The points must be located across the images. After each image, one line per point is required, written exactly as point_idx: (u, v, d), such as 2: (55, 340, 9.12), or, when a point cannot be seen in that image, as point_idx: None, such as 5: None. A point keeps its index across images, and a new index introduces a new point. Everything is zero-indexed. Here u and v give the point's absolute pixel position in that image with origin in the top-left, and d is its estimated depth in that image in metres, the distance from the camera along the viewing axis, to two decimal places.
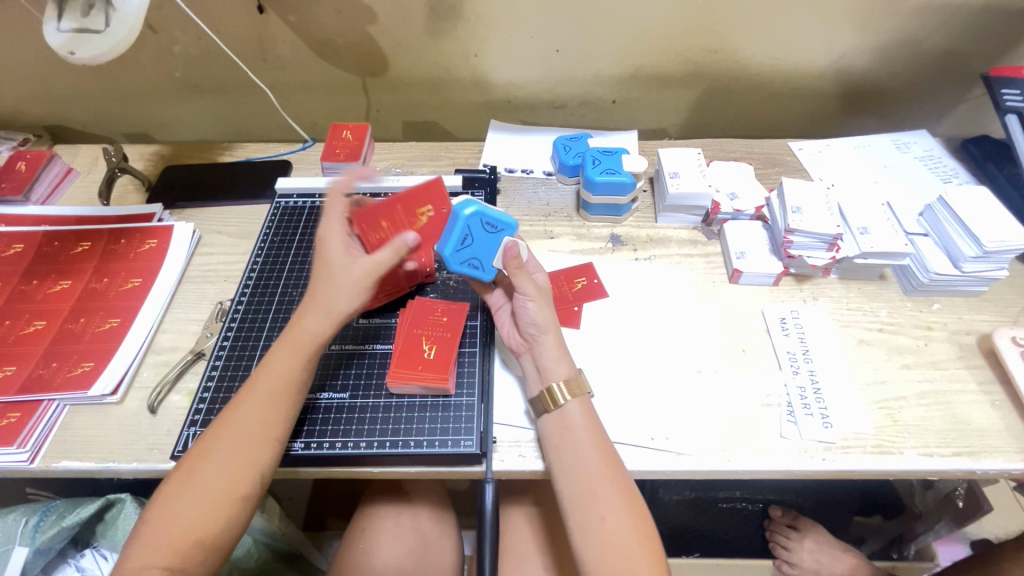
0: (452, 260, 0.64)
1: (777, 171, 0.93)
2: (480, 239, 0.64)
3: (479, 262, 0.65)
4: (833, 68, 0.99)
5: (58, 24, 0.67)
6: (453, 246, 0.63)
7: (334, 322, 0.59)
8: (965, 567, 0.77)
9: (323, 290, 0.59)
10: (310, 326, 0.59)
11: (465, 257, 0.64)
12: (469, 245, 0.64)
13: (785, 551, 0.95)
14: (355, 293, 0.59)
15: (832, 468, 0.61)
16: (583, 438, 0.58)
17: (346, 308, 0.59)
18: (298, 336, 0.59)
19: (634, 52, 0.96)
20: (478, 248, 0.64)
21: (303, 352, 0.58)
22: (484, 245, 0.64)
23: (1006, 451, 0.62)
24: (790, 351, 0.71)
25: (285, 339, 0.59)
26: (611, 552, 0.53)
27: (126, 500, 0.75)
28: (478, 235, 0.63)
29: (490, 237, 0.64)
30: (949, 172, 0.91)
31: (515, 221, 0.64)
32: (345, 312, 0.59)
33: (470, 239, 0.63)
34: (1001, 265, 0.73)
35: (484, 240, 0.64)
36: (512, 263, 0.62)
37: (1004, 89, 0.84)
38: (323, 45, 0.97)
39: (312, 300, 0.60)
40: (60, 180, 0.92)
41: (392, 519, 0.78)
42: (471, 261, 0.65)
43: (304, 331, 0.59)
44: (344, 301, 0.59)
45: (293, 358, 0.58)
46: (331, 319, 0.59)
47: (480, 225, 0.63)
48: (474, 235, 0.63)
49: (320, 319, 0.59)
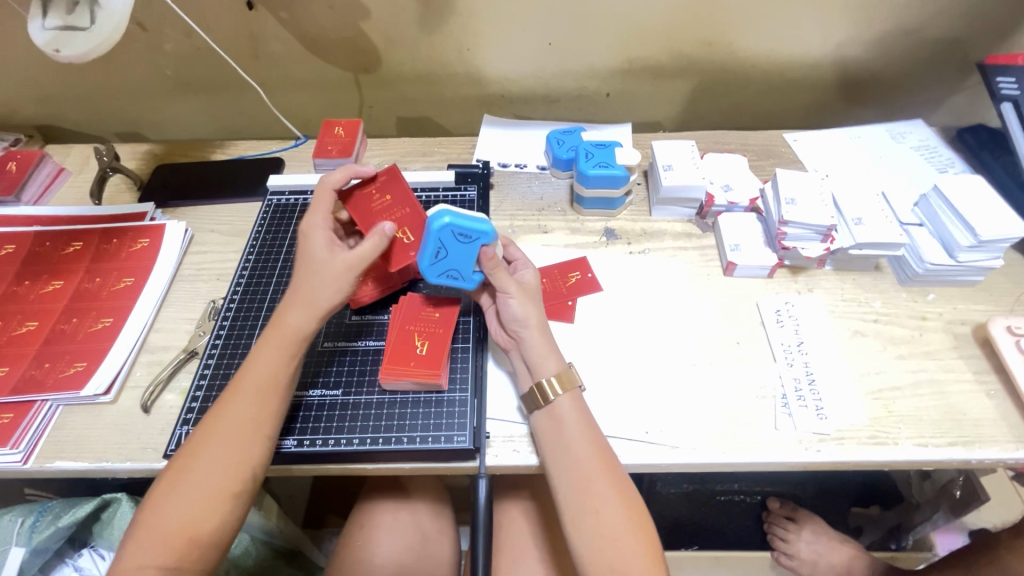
0: (430, 272, 0.64)
1: (771, 163, 0.93)
2: (455, 250, 0.63)
3: (457, 274, 0.64)
4: (827, 58, 0.99)
5: (43, 22, 0.67)
6: (428, 258, 0.63)
7: (317, 316, 0.60)
8: (962, 556, 0.78)
9: (306, 286, 0.60)
10: (294, 321, 0.59)
11: (441, 269, 0.64)
12: (443, 257, 0.63)
13: (783, 542, 0.95)
14: (337, 287, 0.60)
15: (826, 459, 0.61)
16: (576, 434, 0.58)
17: (330, 302, 0.60)
18: (281, 332, 0.59)
19: (627, 44, 0.95)
20: (454, 259, 0.63)
21: (287, 348, 0.59)
22: (460, 256, 0.63)
23: (1001, 441, 0.62)
24: (785, 343, 0.71)
25: (269, 335, 0.59)
26: (606, 545, 0.53)
27: (121, 500, 0.76)
28: (453, 246, 0.62)
29: (466, 248, 0.62)
30: (944, 161, 0.90)
31: (492, 228, 0.62)
32: (329, 305, 0.60)
33: (445, 251, 0.63)
34: (996, 255, 0.72)
35: (460, 250, 0.62)
36: (488, 264, 0.62)
37: (999, 77, 0.83)
38: (315, 41, 0.96)
39: (296, 296, 0.60)
40: (52, 180, 0.92)
41: (389, 516, 0.78)
42: (449, 273, 0.64)
43: (288, 326, 0.59)
44: (327, 295, 0.60)
45: (278, 354, 0.58)
46: (315, 313, 0.59)
47: (452, 236, 0.62)
48: (448, 246, 0.62)
49: (303, 312, 0.59)
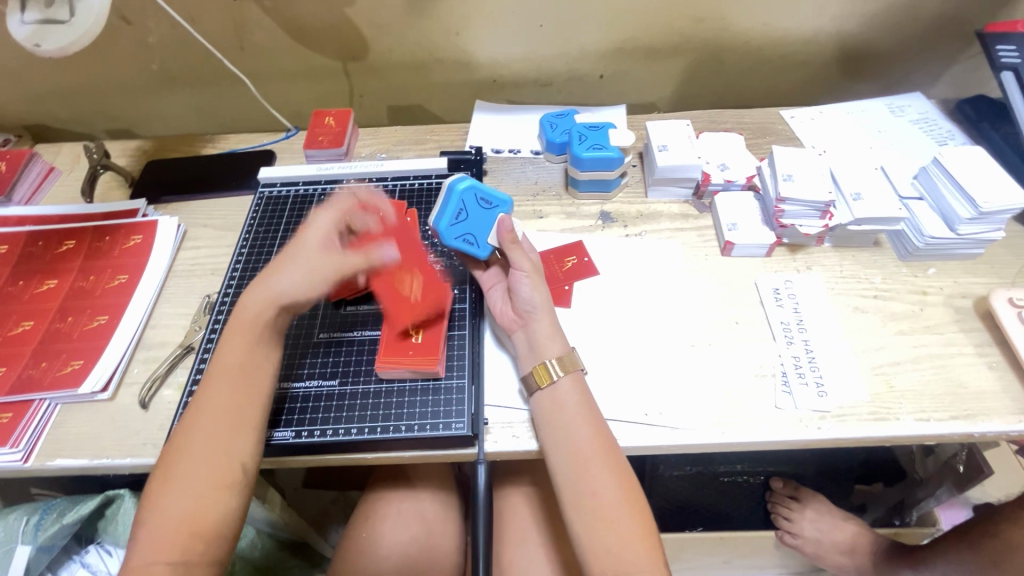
0: (447, 233, 0.66)
1: (768, 140, 0.92)
2: (475, 214, 0.67)
3: (473, 238, 0.67)
4: (822, 33, 0.97)
5: (21, 16, 0.66)
6: (448, 219, 0.66)
7: (276, 303, 0.59)
8: (964, 530, 0.78)
9: (276, 273, 0.60)
10: (252, 306, 0.59)
11: (459, 232, 0.66)
12: (463, 219, 0.67)
13: (787, 521, 0.95)
14: (311, 278, 0.60)
15: (828, 437, 0.61)
16: (575, 414, 0.58)
17: (294, 289, 0.59)
18: (241, 321, 0.59)
19: (619, 24, 0.94)
20: (472, 223, 0.67)
21: (250, 335, 0.58)
22: (479, 220, 0.67)
23: (1004, 413, 0.62)
24: (784, 322, 0.70)
25: (231, 326, 0.59)
26: (604, 526, 0.53)
27: (125, 496, 0.77)
28: (473, 209, 0.67)
29: (485, 213, 0.68)
30: (944, 133, 0.89)
31: (510, 200, 0.69)
32: (294, 294, 0.59)
33: (465, 213, 0.67)
34: (998, 226, 0.72)
35: (479, 214, 0.67)
36: (506, 236, 0.65)
37: (998, 46, 0.82)
38: (301, 30, 0.95)
39: (261, 282, 0.60)
40: (43, 179, 0.91)
41: (395, 507, 0.78)
42: (466, 237, 0.67)
43: (248, 315, 0.59)
44: (300, 282, 0.59)
45: (239, 340, 0.58)
46: (270, 300, 0.59)
47: (474, 199, 0.67)
48: (469, 209, 0.67)
49: (261, 301, 0.59)
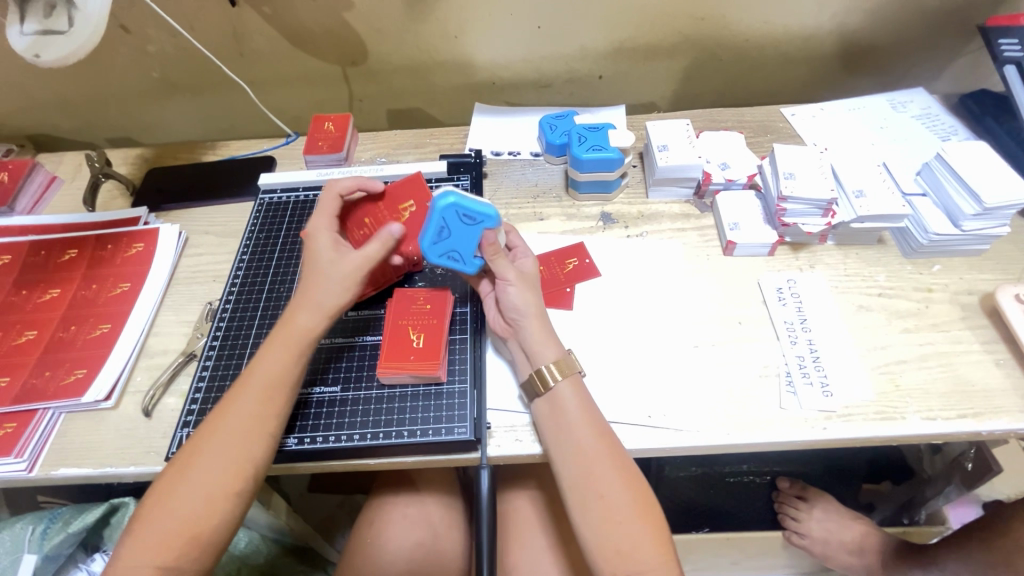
0: (430, 252, 0.63)
1: (769, 139, 0.91)
2: (458, 231, 0.62)
3: (458, 255, 0.64)
4: (821, 29, 0.96)
5: (21, 27, 0.66)
6: (430, 239, 0.62)
7: (327, 316, 0.60)
8: (974, 529, 0.77)
9: (313, 287, 0.61)
10: (303, 323, 0.59)
11: (443, 250, 0.63)
12: (446, 237, 0.62)
13: (794, 521, 0.94)
14: (348, 285, 0.61)
15: (834, 437, 0.60)
16: (578, 417, 0.57)
17: (338, 301, 0.60)
18: (291, 332, 0.59)
19: (617, 24, 0.93)
20: (456, 241, 0.63)
21: (297, 349, 0.58)
22: (462, 237, 0.62)
23: (1012, 411, 0.61)
24: (788, 321, 0.70)
25: (279, 336, 0.59)
26: (614, 528, 0.53)
27: (130, 504, 0.78)
28: (456, 226, 0.62)
29: (469, 229, 0.62)
30: (947, 129, 0.89)
31: (497, 212, 0.62)
32: (338, 305, 0.60)
33: (448, 230, 0.62)
34: (1003, 222, 0.71)
35: (462, 231, 0.62)
36: (489, 250, 0.63)
37: (1001, 39, 0.82)
38: (300, 35, 0.95)
39: (305, 297, 0.60)
40: (44, 189, 0.92)
41: (399, 511, 0.78)
42: (451, 254, 0.64)
43: (298, 327, 0.59)
44: (340, 294, 0.60)
45: (286, 352, 0.58)
46: (324, 312, 0.60)
47: (456, 216, 0.61)
48: (451, 226, 0.62)
49: (313, 313, 0.60)
